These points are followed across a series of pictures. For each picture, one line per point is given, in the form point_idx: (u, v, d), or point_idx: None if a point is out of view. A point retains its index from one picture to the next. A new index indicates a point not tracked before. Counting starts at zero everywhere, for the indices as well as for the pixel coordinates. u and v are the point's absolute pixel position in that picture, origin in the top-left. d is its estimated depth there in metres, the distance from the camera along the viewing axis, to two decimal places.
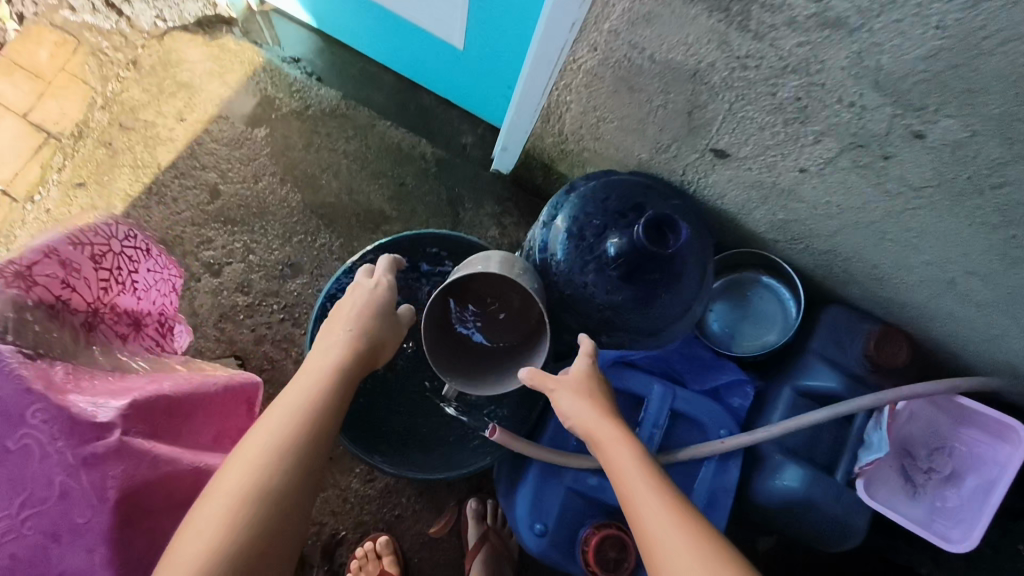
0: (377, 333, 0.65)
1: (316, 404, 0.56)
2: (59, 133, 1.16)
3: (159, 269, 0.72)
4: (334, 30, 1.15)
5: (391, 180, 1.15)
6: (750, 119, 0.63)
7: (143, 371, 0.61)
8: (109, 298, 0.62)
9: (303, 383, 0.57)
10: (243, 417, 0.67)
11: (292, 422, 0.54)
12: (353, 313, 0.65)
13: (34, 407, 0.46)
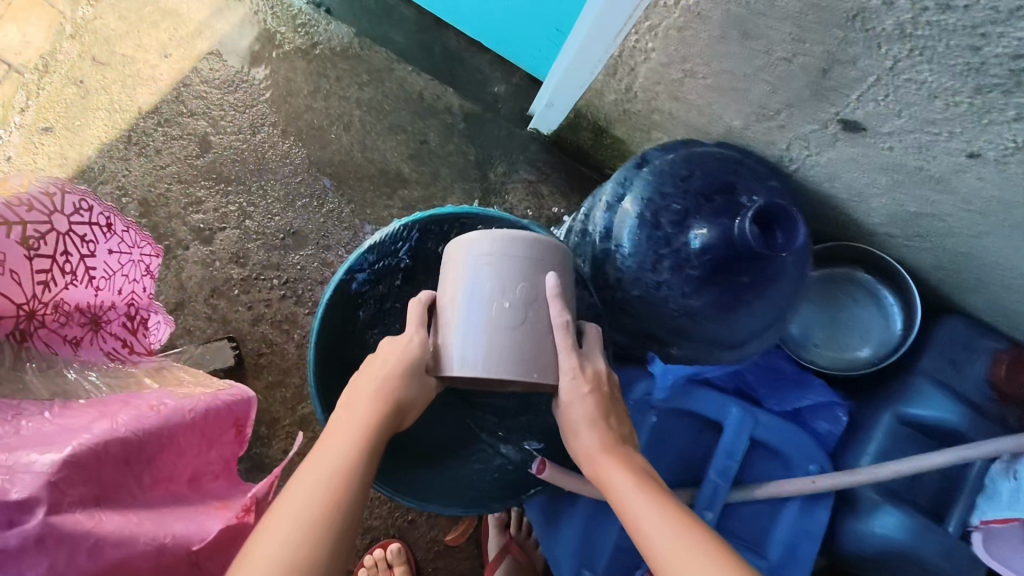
0: (408, 397, 0.49)
1: (350, 481, 0.42)
2: (20, 65, 0.98)
3: (129, 249, 0.56)
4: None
5: (410, 136, 0.98)
6: (918, 83, 0.47)
7: (91, 397, 0.45)
8: (53, 293, 0.46)
9: (325, 453, 0.44)
10: (233, 443, 0.52)
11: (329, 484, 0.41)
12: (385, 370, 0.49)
13: None
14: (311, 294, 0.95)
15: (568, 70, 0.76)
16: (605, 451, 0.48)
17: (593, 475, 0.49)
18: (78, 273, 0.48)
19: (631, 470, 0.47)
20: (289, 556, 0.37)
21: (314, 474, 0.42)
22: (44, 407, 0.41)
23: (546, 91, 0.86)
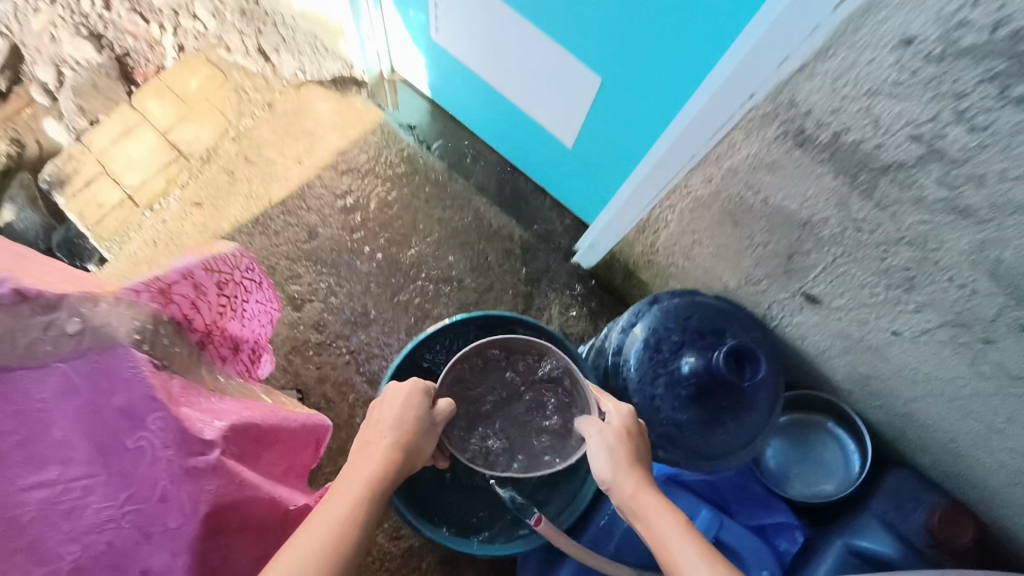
0: (412, 444, 0.62)
1: (370, 491, 0.55)
2: (191, 155, 1.27)
3: (266, 302, 0.76)
4: (440, 96, 1.26)
5: (475, 252, 1.21)
6: (850, 276, 0.65)
7: (236, 396, 0.64)
8: (222, 321, 0.66)
9: (355, 473, 0.57)
10: (311, 457, 0.69)
11: (361, 489, 0.55)
12: (389, 422, 0.63)
13: (157, 415, 0.50)
14: (371, 367, 1.13)
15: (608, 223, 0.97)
16: (638, 488, 0.57)
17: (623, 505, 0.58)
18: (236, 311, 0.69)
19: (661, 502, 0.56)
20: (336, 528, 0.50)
21: (346, 483, 0.56)
22: (212, 393, 0.59)
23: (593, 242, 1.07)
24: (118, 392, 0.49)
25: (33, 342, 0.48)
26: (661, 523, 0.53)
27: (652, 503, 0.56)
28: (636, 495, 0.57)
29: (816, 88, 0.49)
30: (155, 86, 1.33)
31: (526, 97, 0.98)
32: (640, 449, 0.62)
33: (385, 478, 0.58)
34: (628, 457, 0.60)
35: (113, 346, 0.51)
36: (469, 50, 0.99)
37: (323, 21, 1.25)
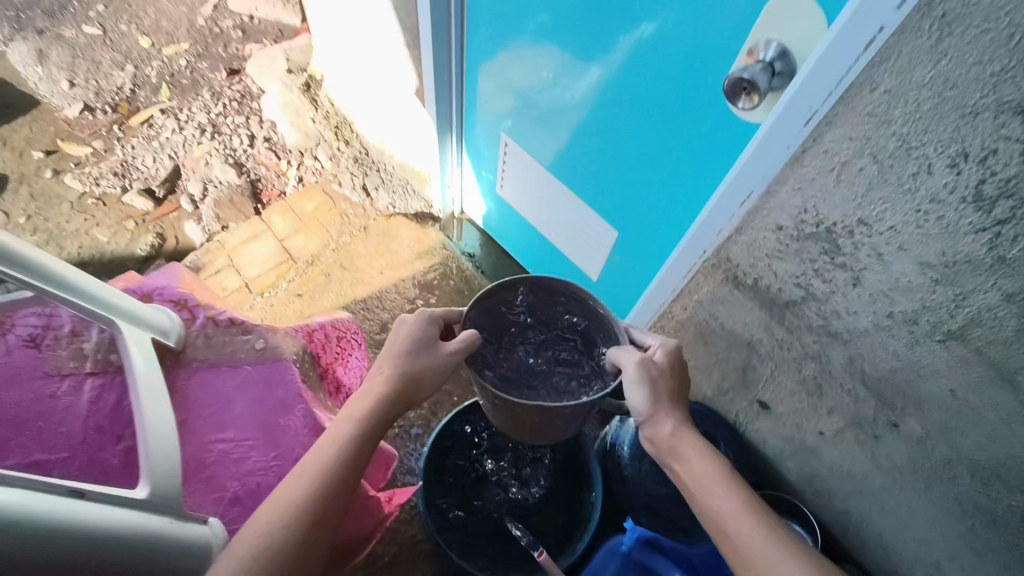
0: (416, 369, 0.70)
1: (362, 433, 0.68)
2: (299, 258, 1.63)
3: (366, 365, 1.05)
4: (493, 233, 1.62)
5: None
6: (783, 386, 0.89)
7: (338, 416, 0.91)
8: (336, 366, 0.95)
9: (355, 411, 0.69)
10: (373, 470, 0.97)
11: (352, 431, 0.68)
12: (399, 351, 0.72)
13: (301, 406, 0.78)
14: (412, 439, 1.36)
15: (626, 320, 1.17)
16: (678, 428, 0.68)
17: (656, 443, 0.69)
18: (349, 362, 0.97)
19: (698, 446, 0.67)
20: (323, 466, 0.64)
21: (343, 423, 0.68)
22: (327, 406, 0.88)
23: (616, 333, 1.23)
24: (280, 388, 0.78)
25: (234, 351, 0.79)
26: (700, 467, 0.64)
27: (693, 444, 0.67)
28: (674, 435, 0.67)
29: (741, 248, 0.79)
30: (281, 205, 1.73)
31: (565, 240, 1.33)
32: (678, 384, 0.71)
33: (378, 417, 0.69)
34: (668, 396, 0.69)
35: (278, 360, 0.81)
36: (526, 203, 1.37)
37: (416, 172, 1.67)
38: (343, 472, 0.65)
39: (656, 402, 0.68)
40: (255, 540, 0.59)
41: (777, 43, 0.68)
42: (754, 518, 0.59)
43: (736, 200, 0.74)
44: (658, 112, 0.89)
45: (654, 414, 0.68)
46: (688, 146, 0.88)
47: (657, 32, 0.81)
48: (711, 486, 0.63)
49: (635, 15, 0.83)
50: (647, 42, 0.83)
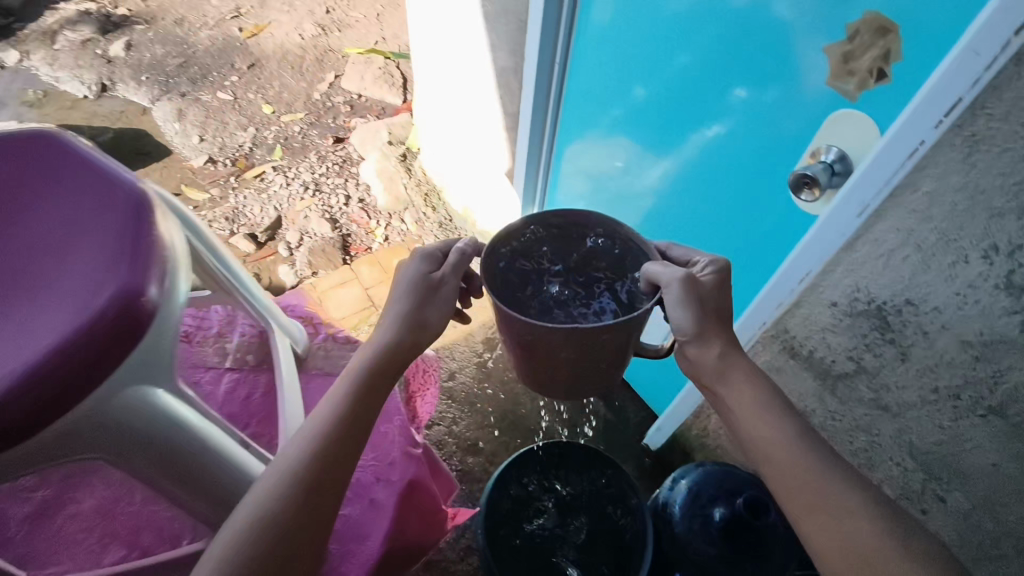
0: (416, 323, 0.76)
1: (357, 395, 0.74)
2: (380, 306, 1.78)
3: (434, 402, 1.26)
4: None
5: (566, 418, 1.56)
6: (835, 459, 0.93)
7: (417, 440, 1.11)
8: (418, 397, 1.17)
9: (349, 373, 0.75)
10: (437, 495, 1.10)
11: (346, 391, 0.73)
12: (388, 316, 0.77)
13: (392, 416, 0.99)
14: (469, 484, 1.45)
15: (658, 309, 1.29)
16: (727, 355, 0.72)
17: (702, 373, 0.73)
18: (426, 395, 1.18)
19: (745, 372, 0.71)
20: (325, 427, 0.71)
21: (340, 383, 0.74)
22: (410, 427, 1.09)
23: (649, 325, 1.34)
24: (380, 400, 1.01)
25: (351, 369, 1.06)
26: (748, 395, 0.70)
27: (741, 372, 0.71)
28: (725, 363, 0.71)
29: (798, 321, 0.88)
30: (369, 258, 1.92)
31: None
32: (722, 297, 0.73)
33: (373, 379, 0.75)
34: (713, 315, 0.72)
35: None
36: None
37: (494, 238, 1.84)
38: (345, 430, 0.72)
39: (704, 323, 0.70)
40: (264, 498, 0.67)
41: (837, 148, 0.81)
42: (801, 450, 0.67)
43: (795, 277, 0.85)
44: (726, 197, 1.02)
45: (703, 344, 0.71)
46: (746, 233, 1.01)
47: (719, 138, 0.98)
48: (760, 417, 0.69)
49: (702, 123, 1.00)
50: (711, 146, 1.00)
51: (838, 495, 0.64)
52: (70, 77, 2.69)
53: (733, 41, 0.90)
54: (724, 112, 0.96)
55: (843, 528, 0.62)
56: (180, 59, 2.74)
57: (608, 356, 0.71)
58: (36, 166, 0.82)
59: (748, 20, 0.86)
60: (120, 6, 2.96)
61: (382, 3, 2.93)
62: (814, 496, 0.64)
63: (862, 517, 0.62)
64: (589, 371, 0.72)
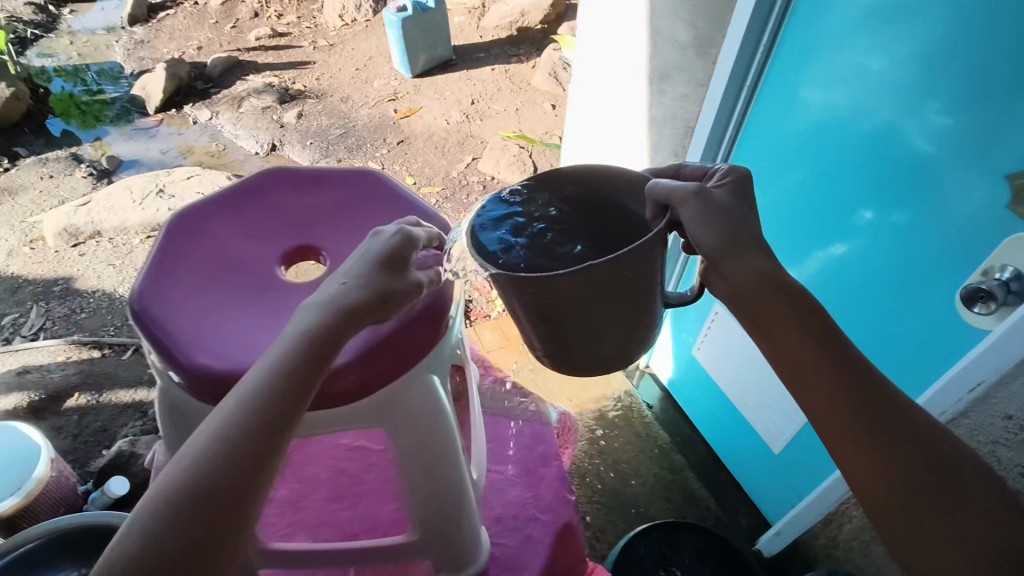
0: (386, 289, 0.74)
1: (296, 353, 0.70)
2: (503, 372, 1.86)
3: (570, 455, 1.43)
4: (674, 390, 1.75)
5: (676, 508, 1.57)
6: None
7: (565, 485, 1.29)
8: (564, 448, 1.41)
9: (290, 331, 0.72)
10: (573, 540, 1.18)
11: (283, 352, 0.70)
12: (340, 281, 0.75)
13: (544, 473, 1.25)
14: None
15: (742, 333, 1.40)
16: (764, 284, 0.74)
17: (742, 306, 0.76)
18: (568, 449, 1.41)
19: (789, 304, 0.74)
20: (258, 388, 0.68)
21: (279, 341, 0.71)
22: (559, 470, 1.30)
23: (707, 319, 1.51)
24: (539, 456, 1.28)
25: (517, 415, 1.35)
26: (788, 331, 0.74)
27: (780, 310, 0.74)
28: (766, 298, 0.74)
29: None
30: (492, 321, 1.99)
31: (754, 408, 1.45)
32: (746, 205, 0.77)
33: (313, 339, 0.70)
34: (736, 236, 0.75)
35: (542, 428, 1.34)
36: (721, 368, 1.52)
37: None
38: (278, 396, 0.68)
39: (730, 238, 0.75)
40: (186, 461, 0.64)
41: (1013, 268, 0.87)
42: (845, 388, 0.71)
43: (963, 386, 0.92)
44: (880, 301, 1.10)
45: (739, 275, 0.74)
46: (887, 338, 1.11)
47: (851, 251, 1.12)
48: (802, 348, 0.73)
49: (831, 239, 1.15)
50: (841, 259, 1.14)
51: (883, 436, 0.69)
52: (248, 136, 3.10)
53: (869, 171, 1.04)
54: (853, 232, 1.10)
55: (891, 467, 0.68)
56: (341, 130, 3.10)
57: (631, 305, 0.74)
58: (364, 198, 0.94)
59: (885, 153, 1.00)
60: (297, 83, 3.42)
61: (521, 100, 3.23)
62: (863, 436, 0.69)
63: (913, 451, 0.68)
64: (616, 326, 0.76)
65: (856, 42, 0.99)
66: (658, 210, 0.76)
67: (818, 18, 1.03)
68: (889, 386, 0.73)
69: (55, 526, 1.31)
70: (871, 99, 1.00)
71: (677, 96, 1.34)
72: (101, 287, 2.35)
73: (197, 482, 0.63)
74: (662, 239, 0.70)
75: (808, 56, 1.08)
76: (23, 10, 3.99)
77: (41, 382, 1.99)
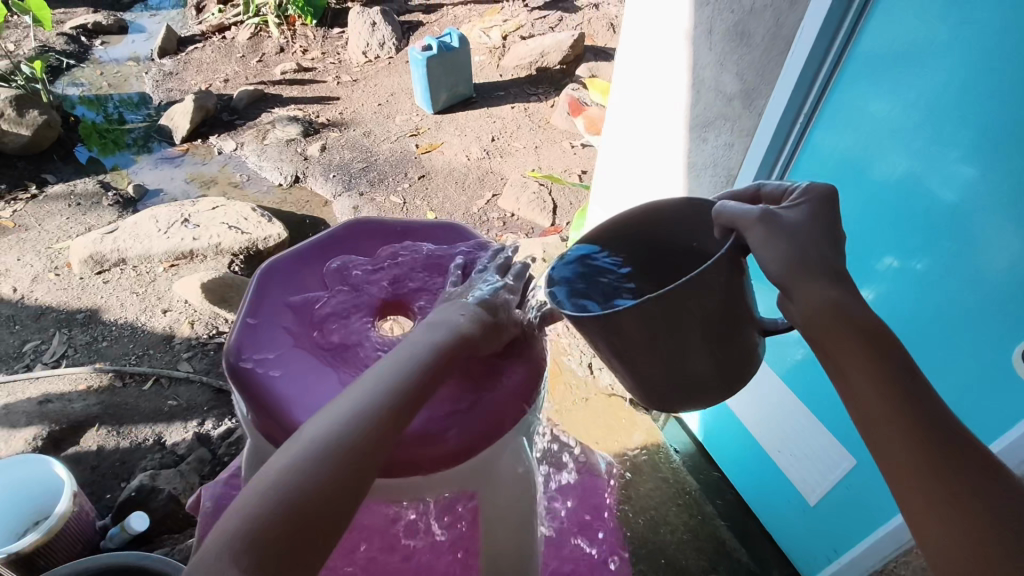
0: (477, 327, 0.77)
1: (400, 375, 0.71)
2: None
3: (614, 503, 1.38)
4: (701, 438, 1.77)
5: (708, 559, 1.55)
6: None
7: (612, 534, 1.25)
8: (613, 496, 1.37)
9: (394, 357, 0.73)
10: None
11: (390, 371, 0.71)
12: (438, 319, 0.77)
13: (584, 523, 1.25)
14: None
15: (781, 383, 1.39)
16: (815, 316, 0.68)
17: (808, 335, 0.70)
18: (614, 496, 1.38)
19: (854, 337, 0.68)
20: (364, 401, 0.68)
21: (382, 363, 0.72)
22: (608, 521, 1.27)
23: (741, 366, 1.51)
24: (580, 504, 1.27)
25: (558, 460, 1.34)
26: (850, 368, 0.68)
27: (840, 345, 0.68)
28: (820, 336, 0.69)
29: None
30: None
31: (787, 457, 1.44)
32: (822, 221, 0.71)
33: (416, 366, 0.72)
34: (800, 257, 0.68)
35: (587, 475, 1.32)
36: (755, 415, 1.50)
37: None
38: (384, 410, 0.68)
39: (799, 261, 0.68)
40: (289, 460, 0.64)
41: None
42: (908, 438, 0.65)
43: None
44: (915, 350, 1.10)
45: (800, 307, 0.69)
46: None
47: (874, 296, 1.15)
48: (863, 391, 0.68)
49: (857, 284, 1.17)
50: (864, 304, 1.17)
51: (951, 496, 0.63)
52: (273, 168, 3.14)
53: (898, 220, 1.07)
54: (874, 278, 1.14)
55: (951, 539, 0.62)
56: (363, 164, 3.13)
57: (710, 334, 0.70)
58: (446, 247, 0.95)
59: (913, 206, 1.04)
60: (321, 116, 3.48)
61: (541, 138, 3.28)
62: (923, 495, 0.64)
63: (977, 524, 0.62)
64: (701, 356, 0.72)
65: (893, 98, 1.03)
66: (724, 231, 0.72)
67: (861, 73, 1.07)
68: (974, 442, 0.66)
69: (68, 569, 1.28)
70: (905, 152, 1.03)
71: (720, 144, 1.42)
72: (124, 316, 2.36)
73: (311, 484, 0.64)
74: (725, 262, 0.68)
75: (844, 114, 1.12)
76: (55, 41, 4.09)
77: (62, 411, 1.98)
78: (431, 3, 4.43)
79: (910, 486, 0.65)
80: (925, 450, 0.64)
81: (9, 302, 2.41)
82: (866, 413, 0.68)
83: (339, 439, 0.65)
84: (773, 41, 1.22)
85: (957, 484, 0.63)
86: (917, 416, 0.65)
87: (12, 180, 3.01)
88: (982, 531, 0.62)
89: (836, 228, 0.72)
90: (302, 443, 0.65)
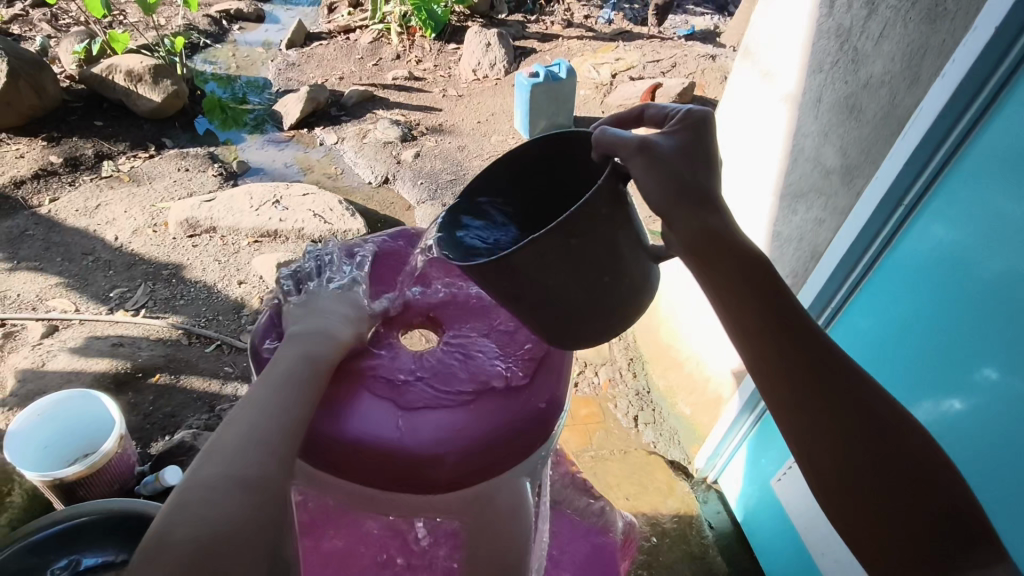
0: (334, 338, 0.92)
1: (269, 399, 0.82)
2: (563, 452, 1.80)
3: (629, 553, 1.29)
4: (741, 518, 1.63)
5: None
6: None
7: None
8: (629, 547, 1.29)
9: (260, 387, 0.84)
10: None
11: (257, 399, 0.82)
12: (296, 336, 0.91)
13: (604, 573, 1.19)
14: None
15: None
16: (703, 264, 0.82)
17: (704, 279, 0.84)
18: (630, 547, 1.29)
19: (733, 278, 0.82)
20: (244, 432, 0.79)
21: (252, 395, 0.83)
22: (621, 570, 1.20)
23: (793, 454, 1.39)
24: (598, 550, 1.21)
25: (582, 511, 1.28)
26: (733, 305, 0.83)
27: (728, 285, 0.82)
28: (709, 283, 0.83)
29: None
30: None
31: (830, 562, 1.31)
32: (694, 134, 0.81)
33: (280, 384, 0.84)
34: (670, 181, 0.79)
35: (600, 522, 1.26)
36: (802, 508, 1.38)
37: (709, 414, 1.74)
38: (264, 435, 0.79)
39: (671, 194, 0.79)
40: (201, 510, 0.71)
41: None
42: (777, 365, 0.81)
43: None
44: (1000, 472, 0.99)
45: (690, 258, 0.83)
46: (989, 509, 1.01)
47: (967, 408, 1.03)
48: (745, 328, 0.83)
49: (946, 392, 1.06)
50: (955, 416, 1.05)
51: (815, 406, 0.80)
52: (366, 166, 3.26)
53: (1007, 330, 0.96)
54: (972, 388, 1.02)
55: (812, 437, 0.81)
56: (451, 176, 3.20)
57: (596, 276, 0.84)
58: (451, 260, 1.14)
59: (1022, 316, 0.93)
60: (421, 125, 3.60)
61: None
62: (795, 404, 0.81)
63: (836, 423, 0.80)
64: (593, 293, 0.85)
65: (1017, 194, 0.92)
66: (604, 155, 0.84)
67: (979, 157, 0.97)
68: (835, 356, 0.82)
69: (110, 502, 1.30)
70: (1021, 252, 0.93)
71: (810, 218, 1.34)
72: (203, 280, 2.49)
73: (231, 513, 0.72)
74: (608, 192, 0.80)
75: (953, 203, 1.02)
76: (199, 20, 4.45)
77: (130, 356, 2.09)
78: (546, 33, 4.52)
79: (772, 392, 0.83)
80: (779, 357, 0.81)
81: (107, 248, 2.59)
82: (750, 346, 0.83)
83: (238, 472, 0.75)
84: (888, 119, 1.14)
85: (814, 393, 0.80)
86: (783, 348, 0.81)
87: (136, 139, 3.27)
88: (832, 430, 0.80)
89: (706, 144, 0.82)
90: (205, 491, 0.73)
